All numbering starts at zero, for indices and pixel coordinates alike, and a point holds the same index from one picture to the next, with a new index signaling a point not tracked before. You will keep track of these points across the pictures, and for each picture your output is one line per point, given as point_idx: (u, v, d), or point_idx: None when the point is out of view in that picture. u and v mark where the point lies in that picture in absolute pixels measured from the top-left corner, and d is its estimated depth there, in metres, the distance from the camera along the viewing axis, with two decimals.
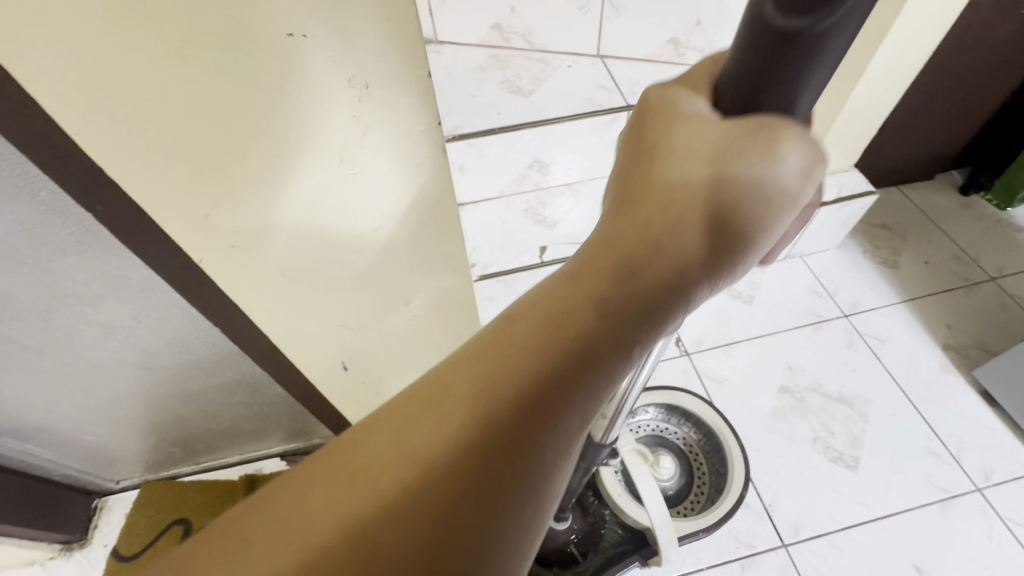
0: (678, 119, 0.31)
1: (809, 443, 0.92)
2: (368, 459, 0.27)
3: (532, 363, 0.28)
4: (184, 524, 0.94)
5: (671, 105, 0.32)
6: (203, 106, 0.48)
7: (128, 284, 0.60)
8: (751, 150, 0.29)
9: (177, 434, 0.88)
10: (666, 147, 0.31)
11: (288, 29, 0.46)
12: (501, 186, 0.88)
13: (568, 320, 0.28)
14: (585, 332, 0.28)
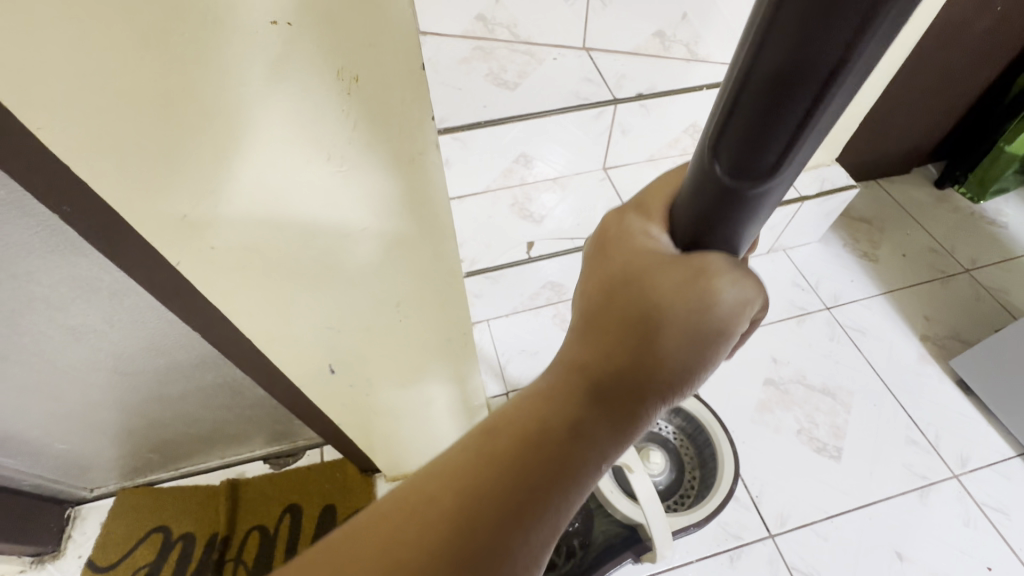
0: (632, 239, 0.29)
1: (794, 434, 0.93)
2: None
3: (484, 500, 0.25)
4: (162, 532, 0.87)
5: (626, 222, 0.30)
6: None
7: (98, 287, 0.52)
8: (703, 285, 0.27)
9: (155, 440, 0.82)
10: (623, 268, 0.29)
11: None
12: (486, 182, 0.90)
13: (512, 459, 0.26)
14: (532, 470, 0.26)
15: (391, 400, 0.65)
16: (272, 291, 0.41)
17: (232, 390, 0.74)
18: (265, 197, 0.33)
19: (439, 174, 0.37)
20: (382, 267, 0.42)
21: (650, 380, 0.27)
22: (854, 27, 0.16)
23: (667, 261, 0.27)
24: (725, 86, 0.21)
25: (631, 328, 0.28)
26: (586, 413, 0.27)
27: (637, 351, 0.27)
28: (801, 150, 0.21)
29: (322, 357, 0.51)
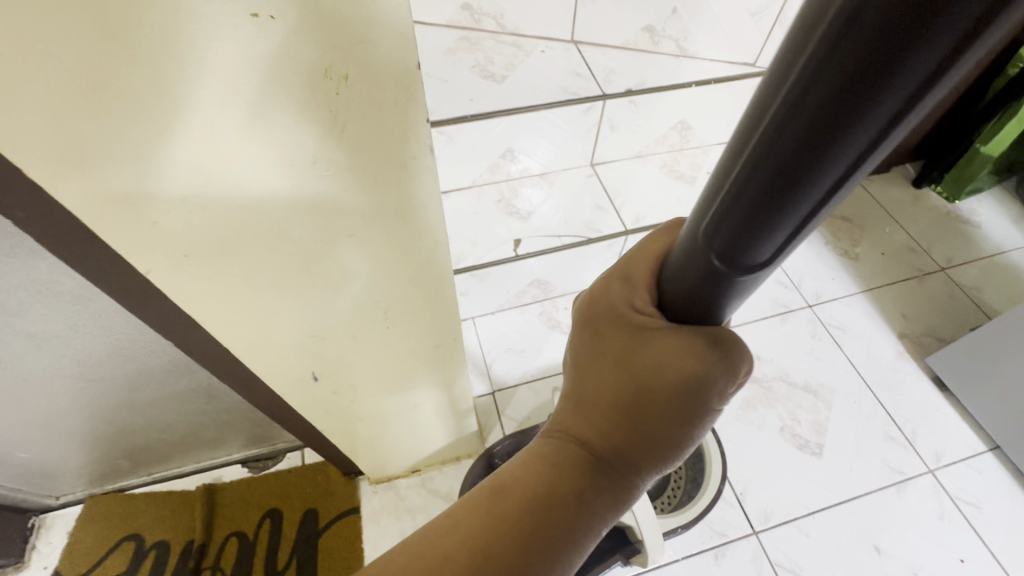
0: (621, 313, 0.30)
1: (777, 432, 0.94)
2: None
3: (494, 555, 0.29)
4: (135, 541, 0.83)
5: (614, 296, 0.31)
6: None
7: (61, 291, 0.49)
8: (691, 365, 0.27)
9: (126, 446, 0.78)
10: (611, 344, 0.30)
11: None
12: (472, 176, 0.87)
13: (511, 521, 0.29)
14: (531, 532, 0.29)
15: (376, 407, 0.63)
16: (252, 299, 0.38)
17: (206, 394, 0.71)
18: (247, 200, 0.30)
19: (434, 176, 0.34)
20: (372, 266, 0.39)
21: (637, 450, 0.29)
22: (884, 120, 0.14)
23: (654, 343, 0.28)
24: (733, 156, 0.19)
25: (623, 406, 0.29)
26: (584, 483, 0.30)
27: (630, 428, 0.29)
28: (805, 234, 0.20)
29: (304, 365, 0.48)
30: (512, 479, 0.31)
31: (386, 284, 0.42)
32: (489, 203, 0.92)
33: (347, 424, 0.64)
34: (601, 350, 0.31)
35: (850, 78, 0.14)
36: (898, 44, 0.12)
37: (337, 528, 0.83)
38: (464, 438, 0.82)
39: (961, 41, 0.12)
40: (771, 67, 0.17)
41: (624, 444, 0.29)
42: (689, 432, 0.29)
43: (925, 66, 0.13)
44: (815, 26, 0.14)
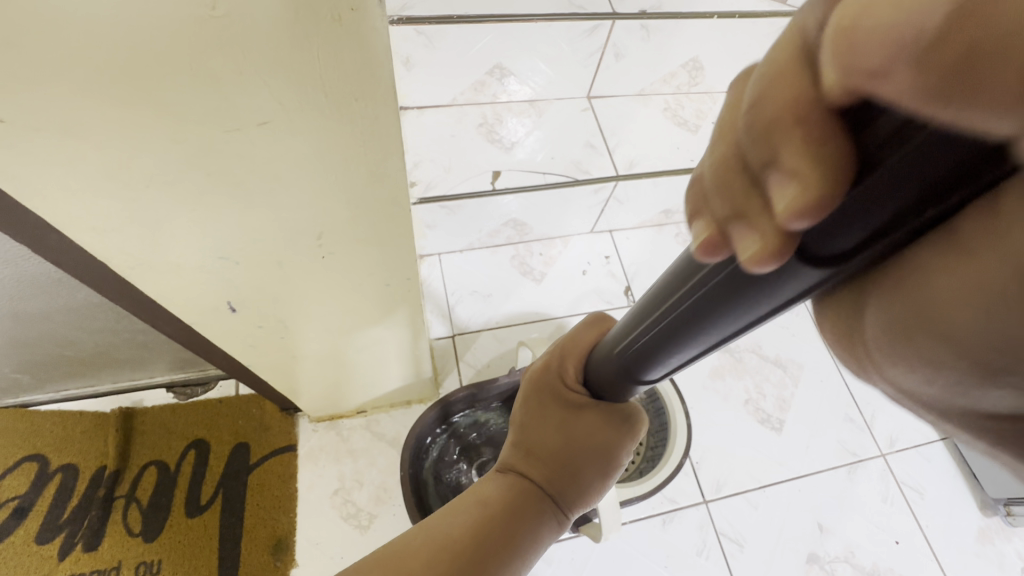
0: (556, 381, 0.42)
1: (741, 404, 0.92)
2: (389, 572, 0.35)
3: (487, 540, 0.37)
4: (38, 462, 0.75)
5: (551, 369, 0.43)
6: None
7: None
8: (606, 422, 0.40)
9: (24, 360, 0.68)
10: (553, 402, 0.42)
11: None
12: (451, 95, 0.76)
13: (495, 523, 0.38)
14: (509, 526, 0.38)
15: (311, 349, 0.54)
16: (128, 200, 0.28)
17: (114, 310, 0.60)
18: (79, 29, 0.20)
19: (385, 49, 0.24)
20: (298, 176, 0.29)
21: (575, 479, 0.41)
22: (740, 322, 0.22)
23: (586, 407, 0.40)
24: (650, 302, 0.26)
25: (561, 455, 0.41)
26: (539, 504, 0.40)
27: (568, 471, 0.41)
28: (691, 361, 0.28)
29: (217, 293, 0.39)
30: (483, 499, 0.40)
31: (317, 203, 0.32)
32: (469, 126, 0.80)
33: (277, 362, 0.55)
34: (544, 406, 0.42)
35: (720, 296, 0.21)
36: (751, 290, 0.19)
37: (269, 466, 0.77)
38: (418, 384, 0.75)
39: (780, 304, 0.19)
40: (655, 284, 0.26)
41: (563, 481, 0.41)
42: (605, 475, 0.42)
43: (763, 304, 0.19)
44: (692, 273, 0.22)
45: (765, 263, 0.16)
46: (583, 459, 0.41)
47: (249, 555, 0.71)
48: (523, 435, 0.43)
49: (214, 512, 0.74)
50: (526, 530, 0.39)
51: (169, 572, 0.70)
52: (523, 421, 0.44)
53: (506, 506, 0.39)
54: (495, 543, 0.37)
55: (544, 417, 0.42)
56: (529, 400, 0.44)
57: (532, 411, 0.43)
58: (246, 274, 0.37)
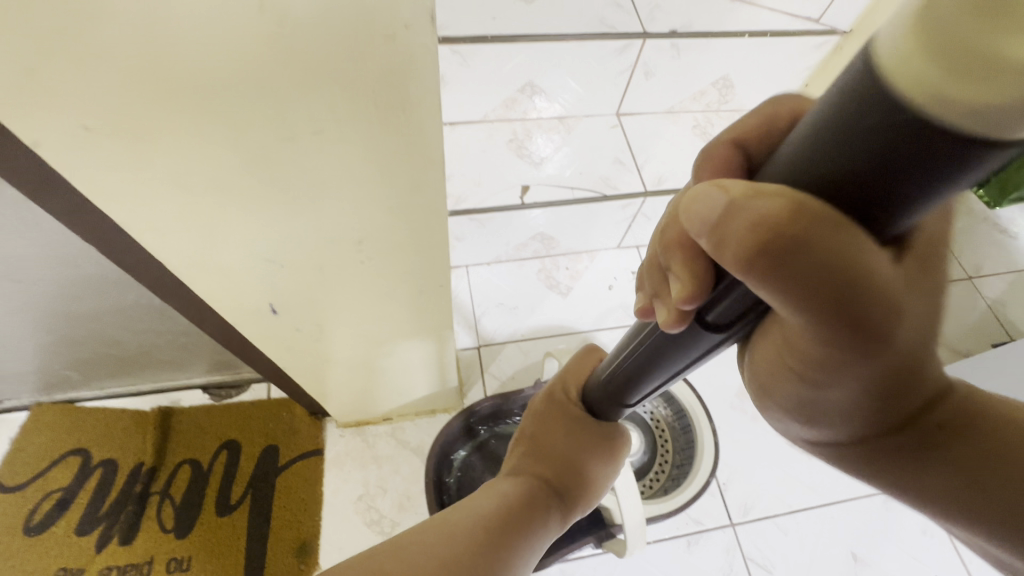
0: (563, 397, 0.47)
1: (771, 425, 0.89)
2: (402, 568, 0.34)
3: (500, 532, 0.38)
4: (81, 456, 0.78)
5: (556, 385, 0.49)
6: None
7: None
8: (604, 437, 0.45)
9: (74, 357, 0.72)
10: (558, 414, 0.47)
11: None
12: (481, 112, 0.77)
13: (506, 519, 0.40)
14: (520, 520, 0.40)
15: (342, 352, 0.55)
16: (186, 203, 0.30)
17: (160, 311, 0.63)
18: (158, 43, 0.22)
19: (431, 63, 0.25)
20: (343, 180, 0.30)
21: (575, 485, 0.45)
22: (674, 364, 0.30)
23: (587, 420, 0.45)
24: (619, 348, 0.34)
25: (567, 462, 0.45)
26: (545, 504, 0.43)
27: (569, 476, 0.45)
28: (652, 392, 0.35)
29: (259, 294, 0.41)
30: (494, 496, 0.42)
31: (358, 209, 0.33)
32: (499, 141, 0.82)
33: (308, 364, 0.57)
34: (550, 417, 0.47)
35: (658, 347, 0.29)
36: (675, 343, 0.27)
37: (297, 469, 0.78)
38: (443, 392, 0.76)
39: (697, 352, 0.27)
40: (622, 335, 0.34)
41: (564, 485, 0.44)
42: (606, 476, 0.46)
43: (688, 351, 0.27)
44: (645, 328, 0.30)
45: (674, 323, 0.25)
46: (584, 467, 0.45)
47: (275, 556, 0.73)
48: (532, 443, 0.47)
49: (243, 512, 0.75)
50: (533, 527, 0.41)
51: (198, 568, 0.72)
52: (530, 431, 0.48)
53: (516, 500, 0.42)
54: (507, 537, 0.39)
55: (551, 425, 0.47)
56: (535, 412, 0.49)
57: (540, 422, 0.48)
58: (287, 276, 0.39)
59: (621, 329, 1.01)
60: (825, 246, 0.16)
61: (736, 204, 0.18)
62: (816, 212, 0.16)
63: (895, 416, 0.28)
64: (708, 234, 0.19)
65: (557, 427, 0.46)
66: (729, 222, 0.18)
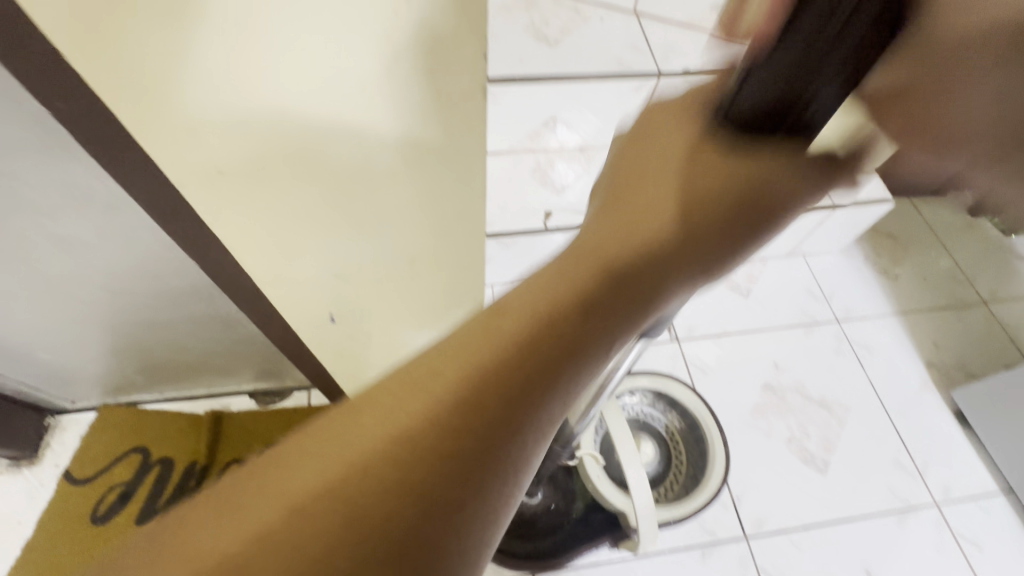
0: (678, 181, 0.26)
1: (784, 443, 0.92)
2: (321, 446, 0.20)
3: (500, 369, 0.22)
4: (140, 455, 0.86)
5: (654, 140, 0.27)
6: None
7: (92, 199, 0.45)
8: (786, 158, 0.25)
9: (143, 362, 0.80)
10: (653, 177, 0.26)
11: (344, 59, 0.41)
12: (508, 144, 0.85)
13: (500, 355, 0.22)
14: (544, 352, 0.22)
15: (383, 360, 0.62)
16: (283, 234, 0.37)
17: (223, 322, 0.71)
18: (291, 120, 0.29)
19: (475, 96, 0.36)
20: (398, 206, 0.40)
21: (659, 233, 0.25)
22: None
23: (722, 164, 0.25)
24: None
25: (663, 230, 0.25)
26: (600, 312, 0.24)
27: (666, 242, 0.25)
28: None
29: (323, 305, 0.48)
30: (497, 319, 0.23)
31: (407, 230, 0.42)
32: (525, 171, 0.89)
33: (351, 371, 0.64)
34: (656, 191, 0.26)
35: None
36: None
37: None
38: None
39: None
40: None
41: (644, 278, 0.25)
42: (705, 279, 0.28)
43: None
44: None
45: None
46: (712, 199, 0.25)
47: None
48: (619, 199, 0.27)
49: None
50: (564, 355, 0.23)
51: None
52: (621, 170, 0.28)
53: (536, 326, 0.22)
54: (498, 393, 0.21)
55: (651, 202, 0.26)
56: (620, 174, 0.28)
57: (614, 192, 0.28)
58: (347, 291, 0.46)
59: None
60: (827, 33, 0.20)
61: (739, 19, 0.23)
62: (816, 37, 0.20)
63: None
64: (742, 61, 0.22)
65: (656, 205, 0.26)
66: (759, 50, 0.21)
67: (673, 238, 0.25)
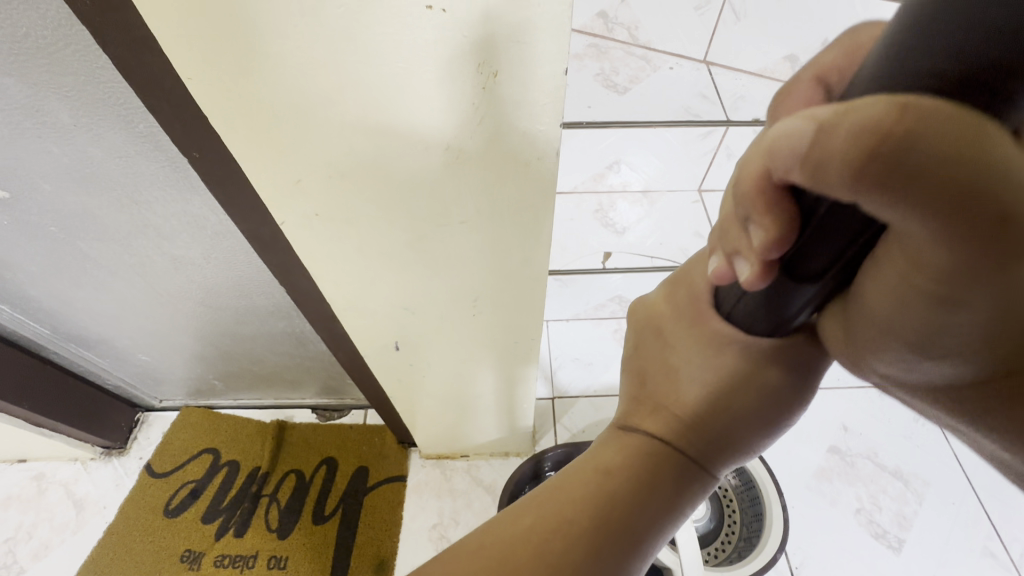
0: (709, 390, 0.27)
1: (851, 513, 0.85)
2: (480, 550, 0.29)
3: (593, 507, 0.28)
4: (212, 455, 0.93)
5: (665, 334, 0.30)
6: (359, 203, 0.34)
7: (204, 225, 0.52)
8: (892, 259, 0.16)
9: (223, 369, 0.88)
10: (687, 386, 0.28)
11: (484, 66, 0.26)
12: (575, 184, 0.92)
13: (601, 495, 0.28)
14: (626, 499, 0.28)
15: (435, 388, 0.64)
16: (362, 264, 0.40)
17: (296, 340, 0.77)
18: (370, 156, 0.31)
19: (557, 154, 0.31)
20: (472, 254, 0.39)
21: (726, 426, 0.28)
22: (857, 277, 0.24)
23: (749, 370, 0.27)
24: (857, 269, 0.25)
25: (714, 420, 0.28)
26: (673, 468, 0.28)
27: (722, 429, 0.28)
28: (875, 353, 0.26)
29: (390, 334, 0.51)
30: (586, 486, 0.29)
31: (481, 277, 0.42)
32: (585, 212, 0.95)
33: (405, 395, 0.66)
34: (672, 381, 0.29)
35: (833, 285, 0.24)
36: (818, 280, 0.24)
37: (382, 491, 0.87)
38: (516, 436, 0.81)
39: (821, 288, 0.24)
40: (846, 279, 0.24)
41: (706, 446, 0.29)
42: (768, 432, 0.29)
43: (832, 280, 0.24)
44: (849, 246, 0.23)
45: (757, 279, 0.22)
46: (756, 389, 0.27)
47: (356, 568, 0.81)
48: (649, 388, 0.30)
49: (334, 525, 0.85)
50: (650, 489, 0.28)
51: (293, 568, 0.82)
52: (644, 344, 0.31)
53: (617, 478, 0.29)
54: (602, 516, 0.28)
55: (678, 386, 0.29)
56: (643, 373, 0.31)
57: (659, 389, 0.30)
58: (409, 322, 0.49)
59: None
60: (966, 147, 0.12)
61: (827, 128, 0.14)
62: (937, 113, 0.12)
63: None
64: (800, 168, 0.16)
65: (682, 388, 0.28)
66: (827, 139, 0.14)
67: (720, 428, 0.28)
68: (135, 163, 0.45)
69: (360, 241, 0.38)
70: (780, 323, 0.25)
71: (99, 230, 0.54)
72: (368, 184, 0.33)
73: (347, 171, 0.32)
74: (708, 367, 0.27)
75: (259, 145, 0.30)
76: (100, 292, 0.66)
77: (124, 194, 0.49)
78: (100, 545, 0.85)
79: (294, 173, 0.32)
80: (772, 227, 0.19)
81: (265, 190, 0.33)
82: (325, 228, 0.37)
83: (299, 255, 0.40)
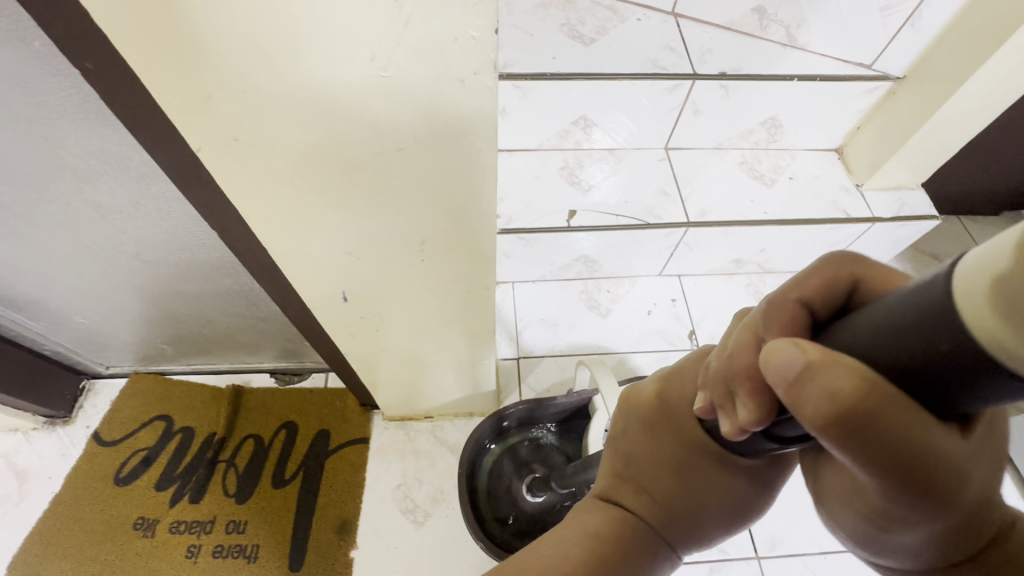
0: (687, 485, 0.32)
1: None
2: None
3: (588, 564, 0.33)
4: (165, 422, 0.89)
5: (653, 424, 0.34)
6: (281, 125, 0.31)
7: (127, 166, 0.48)
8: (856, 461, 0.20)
9: (171, 332, 0.84)
10: (669, 477, 0.33)
11: None
12: (540, 138, 0.88)
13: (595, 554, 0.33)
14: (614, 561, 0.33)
15: (389, 342, 0.61)
16: (297, 200, 0.37)
17: (246, 299, 0.74)
18: (288, 65, 0.28)
19: (494, 62, 0.29)
20: (415, 187, 0.37)
21: (700, 514, 0.33)
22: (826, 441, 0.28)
23: (721, 474, 0.31)
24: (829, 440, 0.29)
25: (689, 509, 0.33)
26: (654, 540, 0.33)
27: (694, 516, 0.33)
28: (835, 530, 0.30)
29: (335, 284, 0.49)
30: (583, 546, 0.34)
31: (426, 215, 0.40)
32: (551, 169, 0.89)
33: (360, 351, 0.64)
34: (657, 469, 0.33)
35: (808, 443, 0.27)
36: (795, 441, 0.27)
37: (344, 454, 0.85)
38: (480, 396, 0.81)
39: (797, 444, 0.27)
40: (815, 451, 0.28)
41: (681, 528, 0.33)
42: (728, 528, 0.34)
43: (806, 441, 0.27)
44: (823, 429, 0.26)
45: (734, 434, 0.26)
46: (725, 493, 0.32)
47: (319, 530, 0.80)
48: (637, 469, 0.35)
49: (295, 487, 0.83)
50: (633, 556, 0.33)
51: (252, 532, 0.80)
52: (634, 428, 0.36)
53: (607, 541, 0.33)
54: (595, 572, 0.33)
55: (662, 474, 0.33)
56: (632, 454, 0.35)
57: (645, 471, 0.34)
58: (356, 269, 0.46)
59: (658, 354, 0.98)
60: (900, 422, 0.18)
61: (813, 368, 0.19)
62: (892, 396, 0.18)
63: (954, 555, 0.25)
64: (784, 386, 0.20)
65: (665, 476, 0.33)
66: (806, 385, 0.19)
67: (695, 516, 0.33)
68: (35, 88, 0.40)
69: (289, 173, 0.35)
70: (748, 449, 0.30)
71: (8, 171, 0.49)
72: (287, 97, 0.30)
73: (261, 84, 0.29)
74: (688, 464, 0.32)
75: (157, 51, 0.27)
76: (21, 246, 0.61)
77: (29, 127, 0.44)
78: (46, 516, 0.81)
79: (202, 87, 0.29)
80: (754, 408, 0.24)
81: (171, 107, 0.30)
82: (244, 155, 0.33)
83: (221, 187, 0.36)
